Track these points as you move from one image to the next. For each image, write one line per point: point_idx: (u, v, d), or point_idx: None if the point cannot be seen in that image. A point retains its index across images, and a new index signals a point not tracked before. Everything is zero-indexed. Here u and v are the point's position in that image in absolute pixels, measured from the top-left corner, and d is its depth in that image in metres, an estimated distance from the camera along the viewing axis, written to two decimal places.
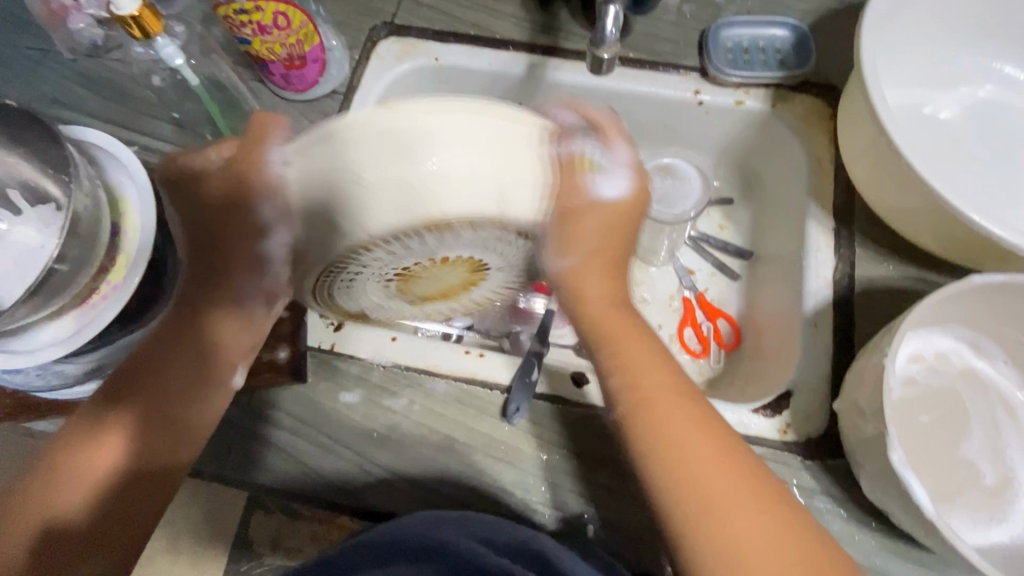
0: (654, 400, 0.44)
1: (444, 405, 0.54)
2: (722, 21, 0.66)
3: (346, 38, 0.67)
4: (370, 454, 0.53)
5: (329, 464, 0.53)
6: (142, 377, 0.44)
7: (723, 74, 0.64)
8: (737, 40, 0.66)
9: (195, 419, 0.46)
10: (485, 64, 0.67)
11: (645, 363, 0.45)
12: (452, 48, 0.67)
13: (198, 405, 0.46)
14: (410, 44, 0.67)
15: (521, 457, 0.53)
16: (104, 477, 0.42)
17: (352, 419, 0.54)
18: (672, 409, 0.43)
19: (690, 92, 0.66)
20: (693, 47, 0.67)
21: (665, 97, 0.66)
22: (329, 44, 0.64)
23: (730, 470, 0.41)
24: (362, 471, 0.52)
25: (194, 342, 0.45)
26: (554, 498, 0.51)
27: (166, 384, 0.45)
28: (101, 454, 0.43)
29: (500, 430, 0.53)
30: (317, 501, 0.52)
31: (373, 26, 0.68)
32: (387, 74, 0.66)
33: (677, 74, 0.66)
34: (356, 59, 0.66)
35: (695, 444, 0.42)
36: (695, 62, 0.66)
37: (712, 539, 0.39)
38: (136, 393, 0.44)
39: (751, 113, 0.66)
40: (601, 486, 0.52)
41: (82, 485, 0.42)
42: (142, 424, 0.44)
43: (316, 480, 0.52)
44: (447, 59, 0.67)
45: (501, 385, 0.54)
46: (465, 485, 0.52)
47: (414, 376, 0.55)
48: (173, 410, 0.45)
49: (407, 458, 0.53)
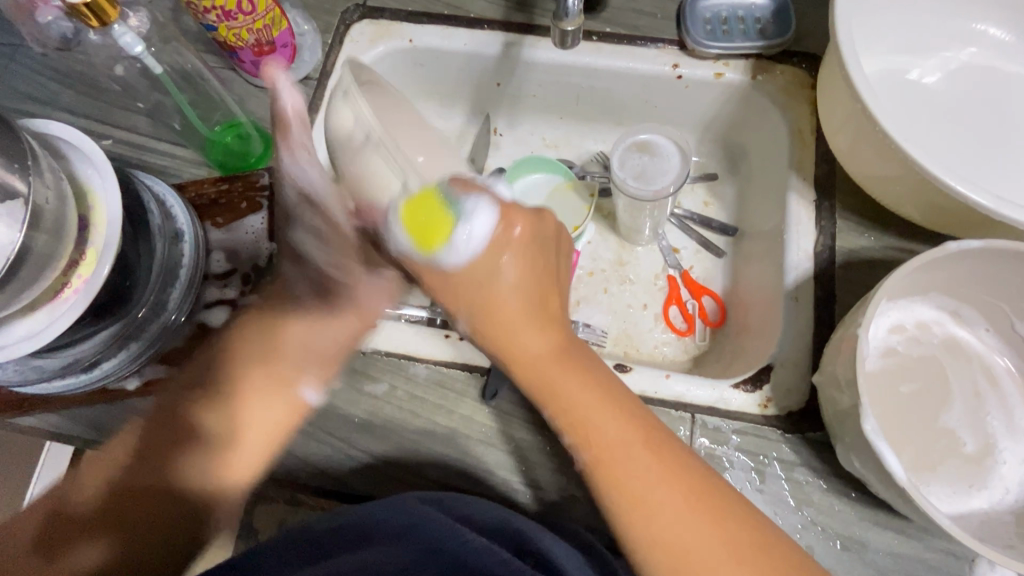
0: (564, 389, 0.43)
1: (424, 389, 0.54)
2: None
3: (317, 22, 0.66)
4: (352, 440, 0.53)
5: (311, 451, 0.53)
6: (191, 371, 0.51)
7: (702, 47, 0.63)
8: (716, 12, 0.64)
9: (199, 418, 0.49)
10: (460, 45, 0.66)
11: (634, 463, 0.42)
12: (425, 28, 0.66)
13: (211, 403, 0.50)
14: (383, 27, 0.66)
15: (500, 439, 0.53)
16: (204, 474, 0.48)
17: (332, 406, 0.54)
18: (603, 429, 0.43)
19: (667, 66, 0.64)
20: (671, 20, 0.65)
21: (641, 71, 0.65)
22: (299, 29, 0.64)
23: (693, 516, 0.40)
24: (344, 456, 0.53)
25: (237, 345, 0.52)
26: (533, 479, 0.52)
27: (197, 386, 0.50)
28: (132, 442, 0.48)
29: (482, 413, 0.53)
30: (302, 488, 0.52)
31: (345, 9, 0.66)
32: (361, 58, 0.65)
33: (654, 49, 0.65)
34: (329, 44, 0.65)
35: (643, 481, 0.41)
36: (673, 36, 0.65)
37: (620, 496, 0.41)
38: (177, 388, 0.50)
39: (732, 87, 0.65)
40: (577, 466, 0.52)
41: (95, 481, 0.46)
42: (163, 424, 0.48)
43: (299, 466, 0.53)
44: (421, 43, 0.66)
45: (482, 367, 0.54)
46: (448, 468, 0.52)
47: (394, 362, 0.55)
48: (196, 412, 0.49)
49: (389, 443, 0.53)
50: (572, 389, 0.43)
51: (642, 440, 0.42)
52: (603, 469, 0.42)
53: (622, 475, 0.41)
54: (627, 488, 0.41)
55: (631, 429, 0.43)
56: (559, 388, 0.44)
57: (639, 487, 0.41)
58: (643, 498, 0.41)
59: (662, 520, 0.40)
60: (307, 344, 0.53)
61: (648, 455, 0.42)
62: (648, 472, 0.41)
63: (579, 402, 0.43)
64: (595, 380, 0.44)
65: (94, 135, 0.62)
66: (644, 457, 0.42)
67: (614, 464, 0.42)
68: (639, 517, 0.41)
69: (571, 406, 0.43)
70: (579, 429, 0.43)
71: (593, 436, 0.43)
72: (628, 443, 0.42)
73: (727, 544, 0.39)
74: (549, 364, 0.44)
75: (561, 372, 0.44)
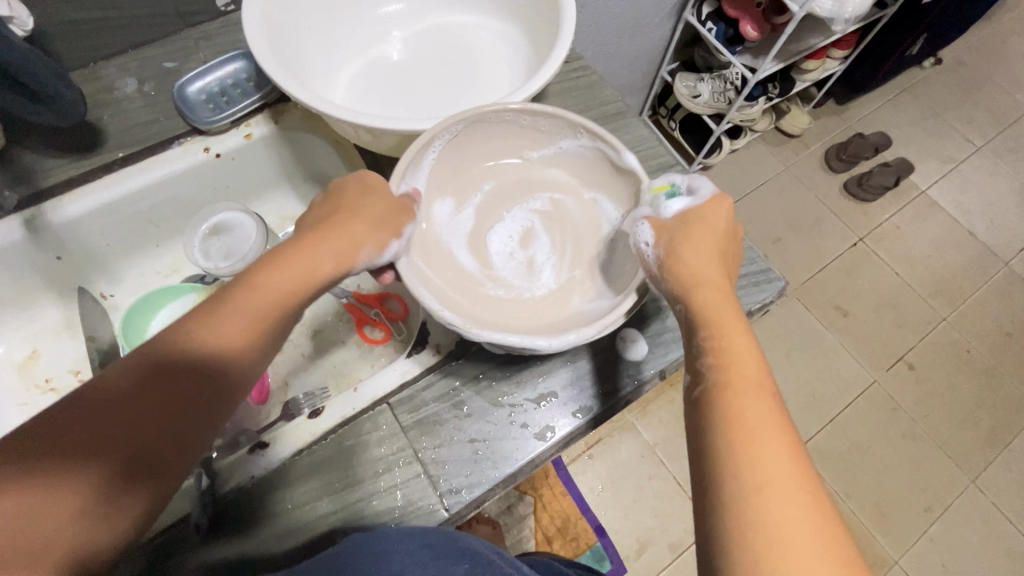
0: (352, 216, 0.43)
1: (363, 434, 0.47)
2: (511, 33, 0.65)
3: (130, 141, 0.59)
4: (305, 511, 0.45)
5: (261, 542, 0.44)
6: (151, 383, 0.34)
7: (529, 74, 0.61)
8: (530, 39, 0.63)
9: (234, 402, 0.37)
10: (296, 129, 0.63)
11: (765, 415, 0.34)
12: (232, 133, 0.61)
13: (225, 372, 0.36)
14: (193, 139, 0.60)
15: (396, 456, 0.46)
16: (47, 550, 0.30)
17: (275, 477, 0.46)
18: (709, 243, 0.42)
19: (506, 71, 0.63)
20: (496, 53, 0.64)
21: (479, 84, 0.62)
22: (117, 157, 0.58)
23: (808, 504, 0.32)
24: (299, 533, 0.44)
25: (185, 343, 0.36)
26: (442, 455, 0.47)
27: (161, 392, 0.34)
28: (126, 464, 0.32)
29: (420, 426, 0.48)
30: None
31: (158, 119, 0.60)
32: (175, 170, 0.59)
33: (486, 60, 0.64)
34: (142, 158, 0.58)
35: (780, 478, 0.32)
36: (503, 67, 0.63)
37: (737, 492, 0.32)
38: (165, 378, 0.35)
39: (574, 101, 0.64)
40: (440, 414, 0.48)
41: (52, 534, 0.30)
42: (139, 455, 0.33)
43: (240, 566, 0.43)
44: (247, 115, 0.61)
45: (445, 383, 0.49)
46: (411, 506, 0.45)
47: (339, 470, 0.46)
48: (221, 391, 0.36)
49: (344, 495, 0.45)
50: (691, 262, 0.41)
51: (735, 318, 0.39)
52: (746, 468, 0.32)
53: (753, 485, 0.32)
54: (766, 490, 0.32)
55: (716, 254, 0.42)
56: (699, 279, 0.41)
57: (752, 421, 0.34)
58: (763, 442, 0.33)
59: (778, 504, 0.31)
60: (153, 401, 0.34)
61: (760, 402, 0.35)
62: (761, 417, 0.34)
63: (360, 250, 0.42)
64: (709, 247, 0.42)
65: None
66: (764, 404, 0.35)
67: (749, 424, 0.34)
68: (770, 460, 0.33)
69: (692, 267, 0.41)
70: (692, 284, 0.41)
71: (721, 347, 0.38)
72: (765, 412, 0.35)
73: (787, 443, 0.33)
74: (669, 237, 0.43)
75: (692, 246, 0.42)
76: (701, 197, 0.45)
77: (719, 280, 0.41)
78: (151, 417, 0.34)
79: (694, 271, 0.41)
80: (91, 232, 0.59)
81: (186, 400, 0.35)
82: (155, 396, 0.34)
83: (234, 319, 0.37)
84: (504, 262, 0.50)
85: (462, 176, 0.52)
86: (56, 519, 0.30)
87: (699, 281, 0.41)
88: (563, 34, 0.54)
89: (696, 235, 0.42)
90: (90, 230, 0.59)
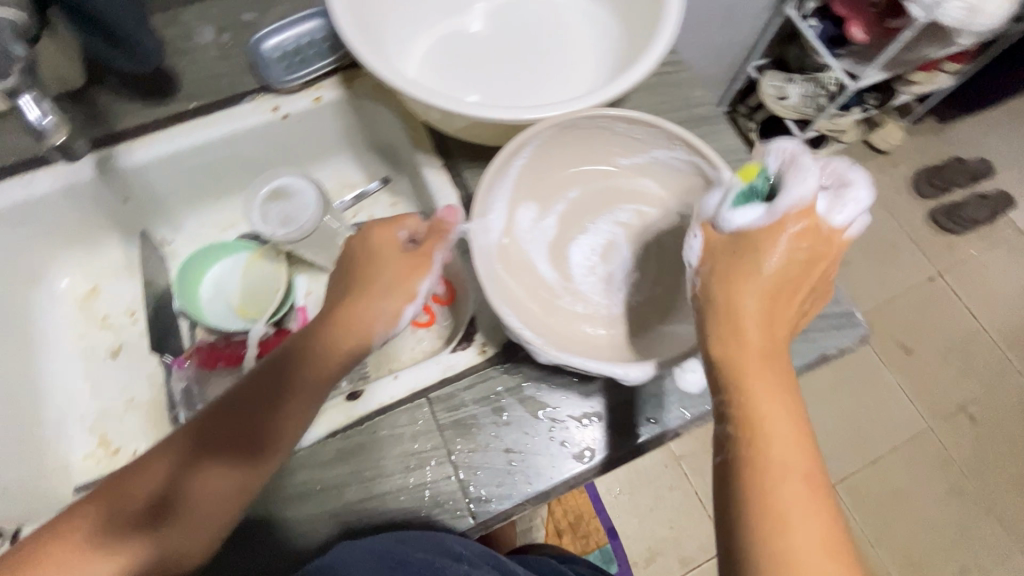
0: (371, 287, 0.45)
1: (399, 427, 0.46)
2: (600, 16, 0.60)
3: (202, 93, 0.58)
4: (332, 493, 0.45)
5: (286, 516, 0.44)
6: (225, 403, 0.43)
7: (614, 65, 0.57)
8: (621, 26, 0.58)
9: (277, 426, 0.42)
10: (365, 97, 0.61)
11: (792, 449, 0.33)
12: (300, 96, 0.59)
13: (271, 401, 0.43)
14: (263, 98, 0.59)
15: (429, 454, 0.45)
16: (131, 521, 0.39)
17: (307, 455, 0.46)
18: (771, 273, 0.36)
19: (590, 59, 0.58)
20: (581, 38, 0.60)
21: (558, 72, 0.58)
22: (188, 108, 0.57)
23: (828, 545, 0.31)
24: (323, 513, 0.44)
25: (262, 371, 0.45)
26: (476, 460, 0.45)
27: (228, 411, 0.43)
28: (190, 464, 0.41)
29: (457, 427, 0.46)
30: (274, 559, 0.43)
31: (231, 72, 0.59)
32: (243, 127, 0.58)
33: (571, 44, 0.59)
34: (211, 112, 0.58)
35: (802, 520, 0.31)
36: (587, 56, 0.59)
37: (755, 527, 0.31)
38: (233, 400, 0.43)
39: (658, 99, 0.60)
40: (478, 417, 0.46)
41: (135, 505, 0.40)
42: (200, 458, 0.41)
43: (266, 535, 0.44)
44: (319, 77, 0.60)
45: (488, 386, 0.47)
46: (434, 505, 0.44)
47: (371, 458, 0.45)
48: (265, 415, 0.42)
49: (371, 484, 0.45)
50: (738, 270, 0.36)
51: (769, 368, 0.35)
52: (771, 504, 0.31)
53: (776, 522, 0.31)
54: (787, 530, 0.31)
55: (767, 286, 0.36)
56: (740, 288, 0.36)
57: (783, 458, 0.32)
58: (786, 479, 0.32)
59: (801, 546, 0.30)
60: (219, 416, 0.43)
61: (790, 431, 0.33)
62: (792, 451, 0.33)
63: (377, 326, 0.45)
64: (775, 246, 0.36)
65: None
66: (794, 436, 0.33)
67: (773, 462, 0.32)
68: (796, 540, 0.30)
69: (733, 308, 0.36)
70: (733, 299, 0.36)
71: (750, 366, 0.34)
72: (790, 439, 0.33)
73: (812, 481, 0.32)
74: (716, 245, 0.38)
75: (739, 247, 0.37)
76: (785, 205, 0.36)
77: (763, 284, 0.36)
78: (214, 430, 0.42)
79: (736, 280, 0.36)
80: (157, 179, 0.60)
81: (239, 419, 0.42)
82: (220, 413, 0.43)
83: (288, 359, 0.45)
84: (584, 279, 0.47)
85: (550, 181, 0.49)
86: (146, 484, 0.40)
87: (739, 289, 0.36)
88: (662, 27, 0.49)
89: (756, 236, 0.37)
90: (157, 178, 0.59)
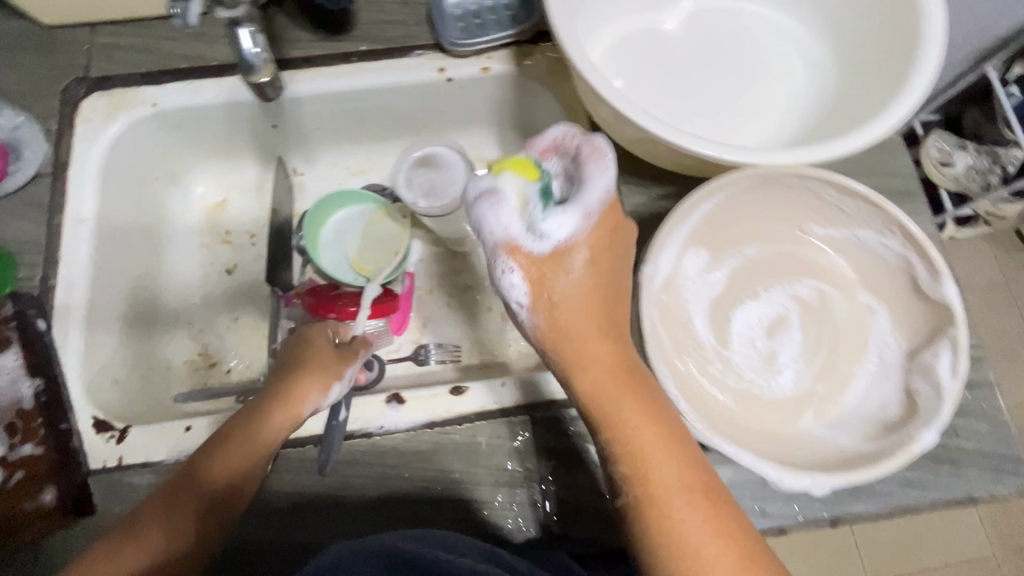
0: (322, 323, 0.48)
1: (496, 436, 0.45)
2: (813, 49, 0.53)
3: (373, 36, 0.56)
4: (414, 478, 0.44)
5: (367, 487, 0.44)
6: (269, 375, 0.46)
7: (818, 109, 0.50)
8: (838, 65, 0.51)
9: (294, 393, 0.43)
10: (531, 78, 0.57)
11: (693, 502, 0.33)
12: (469, 62, 0.56)
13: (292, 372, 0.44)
14: (432, 55, 0.56)
15: (521, 474, 0.44)
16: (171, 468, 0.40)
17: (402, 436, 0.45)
18: (564, 296, 0.36)
19: (791, 97, 0.52)
20: (785, 68, 0.53)
21: (751, 102, 0.52)
22: (357, 49, 0.56)
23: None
24: (399, 494, 0.44)
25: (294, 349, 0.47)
26: (563, 492, 0.43)
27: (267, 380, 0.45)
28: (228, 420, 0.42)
29: (556, 452, 0.44)
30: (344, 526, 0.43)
31: (406, 20, 0.56)
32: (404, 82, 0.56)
33: (774, 74, 0.53)
34: (377, 59, 0.56)
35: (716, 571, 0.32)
36: (787, 89, 0.53)
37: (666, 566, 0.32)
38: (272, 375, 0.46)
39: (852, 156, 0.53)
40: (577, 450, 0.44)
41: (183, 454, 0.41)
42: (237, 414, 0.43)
43: (340, 498, 0.44)
44: (493, 47, 0.56)
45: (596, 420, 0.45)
46: (511, 523, 0.43)
47: (463, 459, 0.44)
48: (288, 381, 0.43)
49: (455, 481, 0.44)
50: (573, 309, 0.36)
51: (617, 382, 0.36)
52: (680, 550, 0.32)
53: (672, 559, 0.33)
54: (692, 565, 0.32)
55: (585, 308, 0.36)
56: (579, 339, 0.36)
57: (684, 507, 0.33)
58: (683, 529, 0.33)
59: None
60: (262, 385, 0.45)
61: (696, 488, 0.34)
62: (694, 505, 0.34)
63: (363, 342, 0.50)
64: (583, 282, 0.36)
65: (129, 155, 0.56)
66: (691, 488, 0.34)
67: (673, 510, 0.33)
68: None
69: (559, 327, 0.36)
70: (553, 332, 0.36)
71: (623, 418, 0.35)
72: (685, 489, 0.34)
73: (719, 534, 0.33)
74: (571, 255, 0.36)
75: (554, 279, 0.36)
76: (590, 199, 0.36)
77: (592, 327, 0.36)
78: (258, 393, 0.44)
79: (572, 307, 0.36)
80: (307, 113, 0.59)
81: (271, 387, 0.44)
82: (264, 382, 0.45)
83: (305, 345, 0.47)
84: (743, 348, 0.45)
85: (730, 231, 0.45)
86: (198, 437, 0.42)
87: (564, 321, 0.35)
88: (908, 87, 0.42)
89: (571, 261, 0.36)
90: (309, 111, 0.59)
